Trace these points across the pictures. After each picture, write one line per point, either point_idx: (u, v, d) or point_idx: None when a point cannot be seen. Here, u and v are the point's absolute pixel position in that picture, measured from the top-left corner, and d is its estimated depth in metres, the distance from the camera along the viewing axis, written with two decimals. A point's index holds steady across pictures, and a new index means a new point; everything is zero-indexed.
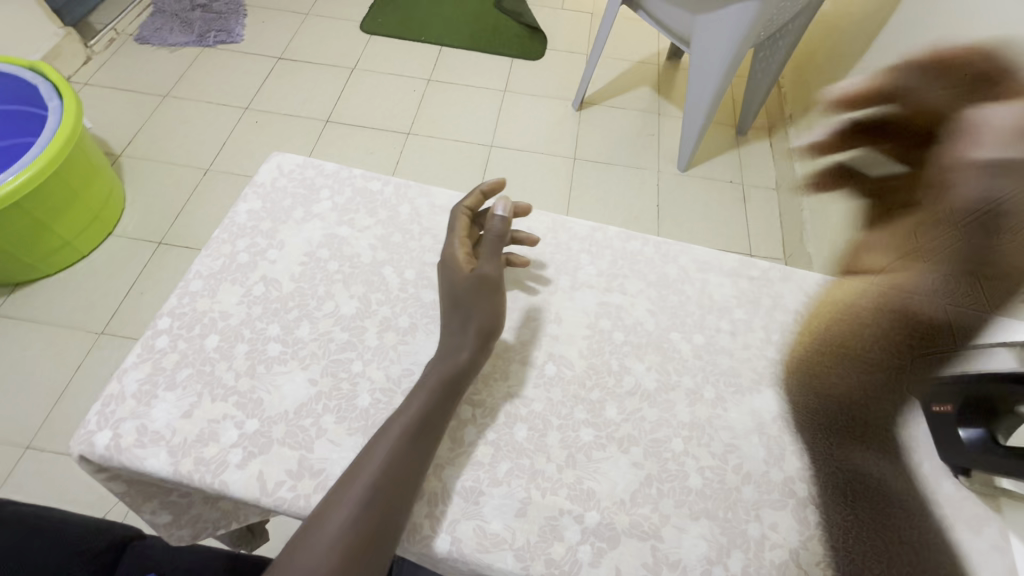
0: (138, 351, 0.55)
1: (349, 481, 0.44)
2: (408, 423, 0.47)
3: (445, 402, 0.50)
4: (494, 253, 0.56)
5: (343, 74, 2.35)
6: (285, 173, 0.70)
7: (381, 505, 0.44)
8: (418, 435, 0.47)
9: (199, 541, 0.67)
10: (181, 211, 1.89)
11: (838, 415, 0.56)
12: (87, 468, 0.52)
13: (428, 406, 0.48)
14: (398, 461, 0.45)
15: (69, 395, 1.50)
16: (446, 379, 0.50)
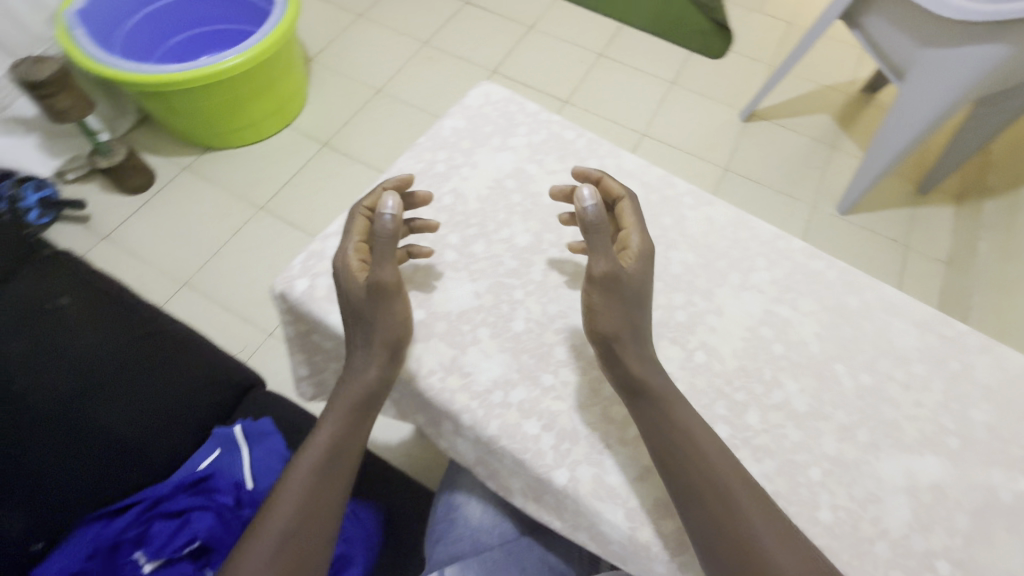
0: (341, 222, 0.63)
1: (261, 532, 0.48)
2: (320, 452, 0.51)
3: (351, 429, 0.53)
4: (386, 258, 0.52)
5: (519, 31, 2.39)
6: (491, 102, 0.74)
7: (307, 531, 0.48)
8: (325, 468, 0.51)
9: (314, 402, 0.73)
10: (347, 121, 2.06)
11: (1009, 513, 0.50)
12: (279, 305, 0.61)
13: (337, 434, 0.52)
14: (315, 490, 0.50)
15: (225, 251, 1.74)
16: (354, 405, 0.52)
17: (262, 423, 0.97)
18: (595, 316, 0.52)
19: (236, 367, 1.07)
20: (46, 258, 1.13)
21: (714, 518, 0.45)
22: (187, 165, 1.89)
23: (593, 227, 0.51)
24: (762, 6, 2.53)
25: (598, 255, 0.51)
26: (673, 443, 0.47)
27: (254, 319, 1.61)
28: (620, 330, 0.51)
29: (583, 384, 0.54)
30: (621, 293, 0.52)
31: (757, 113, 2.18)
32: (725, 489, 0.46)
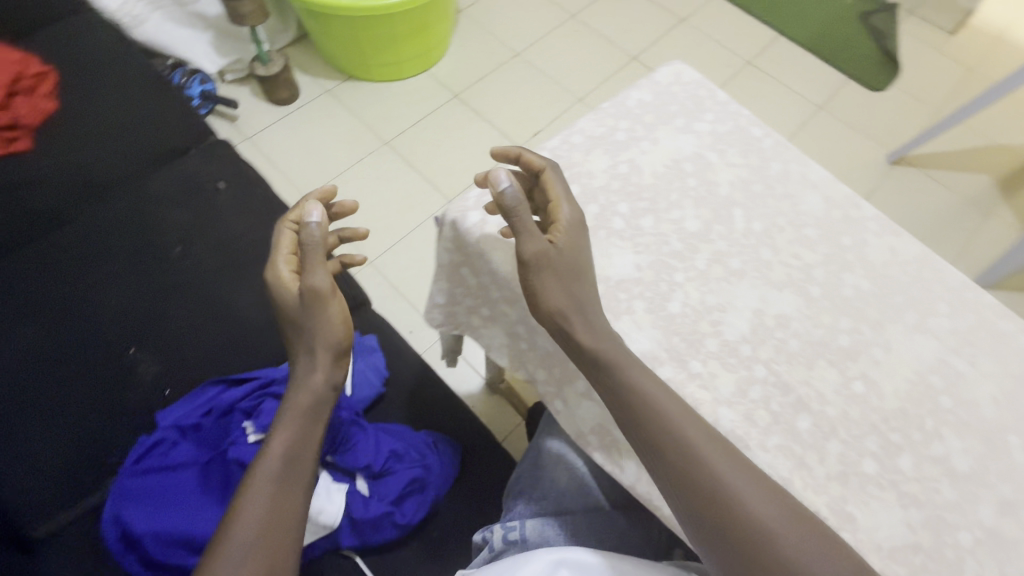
0: (519, 166, 0.64)
1: (230, 539, 0.53)
2: (283, 454, 0.59)
3: (306, 431, 0.61)
4: (316, 262, 0.66)
5: (668, 22, 2.32)
6: (681, 82, 0.72)
7: (280, 515, 0.56)
8: (285, 468, 0.58)
9: (438, 329, 0.77)
10: (480, 78, 2.09)
11: None
12: (444, 231, 0.63)
13: (295, 435, 0.60)
14: (279, 488, 0.57)
15: (347, 175, 1.84)
16: (309, 408, 0.62)
17: (369, 341, 1.03)
18: (546, 289, 0.52)
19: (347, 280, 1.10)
20: (212, 144, 1.24)
21: (708, 490, 0.46)
22: (329, 89, 2.00)
23: (512, 210, 0.53)
24: (941, 45, 2.29)
25: (531, 234, 0.53)
26: (654, 425, 0.48)
27: (360, 244, 1.70)
28: (565, 305, 0.52)
29: (730, 381, 0.53)
30: (555, 268, 0.53)
31: (908, 158, 2.00)
32: (710, 465, 0.47)
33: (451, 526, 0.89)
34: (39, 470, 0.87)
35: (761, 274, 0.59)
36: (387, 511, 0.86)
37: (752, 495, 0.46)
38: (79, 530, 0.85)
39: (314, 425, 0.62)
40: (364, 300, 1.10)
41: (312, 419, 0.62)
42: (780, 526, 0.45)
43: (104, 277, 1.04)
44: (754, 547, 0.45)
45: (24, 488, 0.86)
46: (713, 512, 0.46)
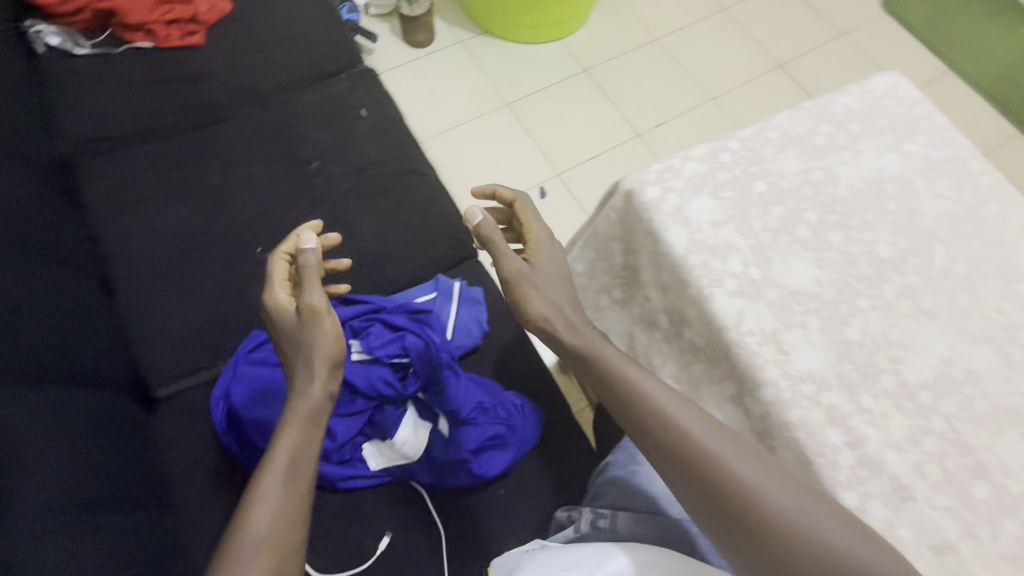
0: (705, 150, 0.61)
1: (238, 548, 0.51)
2: (283, 462, 0.56)
3: (308, 437, 0.59)
4: (314, 285, 0.68)
5: (826, 34, 2.14)
6: (897, 96, 0.65)
7: (284, 522, 0.54)
8: (289, 473, 0.56)
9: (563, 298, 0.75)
10: (612, 57, 2.02)
11: None
12: (613, 201, 0.61)
13: (295, 444, 0.58)
14: (282, 496, 0.55)
15: (462, 128, 1.85)
16: (308, 417, 0.60)
17: (475, 291, 1.02)
18: (531, 300, 0.62)
19: (462, 230, 1.12)
20: (362, 71, 1.27)
21: (709, 467, 0.49)
22: (463, 40, 2.00)
23: (488, 237, 0.66)
24: None
25: (508, 256, 0.64)
26: (654, 413, 0.52)
27: (464, 197, 1.72)
28: (549, 312, 0.61)
29: (903, 426, 0.49)
30: (536, 278, 0.63)
31: None
32: (711, 448, 0.49)
33: (520, 489, 0.90)
34: (173, 338, 0.96)
35: (956, 322, 0.53)
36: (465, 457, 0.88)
37: (757, 474, 0.47)
38: (195, 397, 0.93)
39: (315, 433, 0.60)
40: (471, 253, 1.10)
41: (315, 424, 0.60)
42: (785, 505, 0.46)
43: (249, 177, 1.11)
44: (764, 522, 0.46)
45: (158, 350, 0.95)
46: (717, 492, 0.48)
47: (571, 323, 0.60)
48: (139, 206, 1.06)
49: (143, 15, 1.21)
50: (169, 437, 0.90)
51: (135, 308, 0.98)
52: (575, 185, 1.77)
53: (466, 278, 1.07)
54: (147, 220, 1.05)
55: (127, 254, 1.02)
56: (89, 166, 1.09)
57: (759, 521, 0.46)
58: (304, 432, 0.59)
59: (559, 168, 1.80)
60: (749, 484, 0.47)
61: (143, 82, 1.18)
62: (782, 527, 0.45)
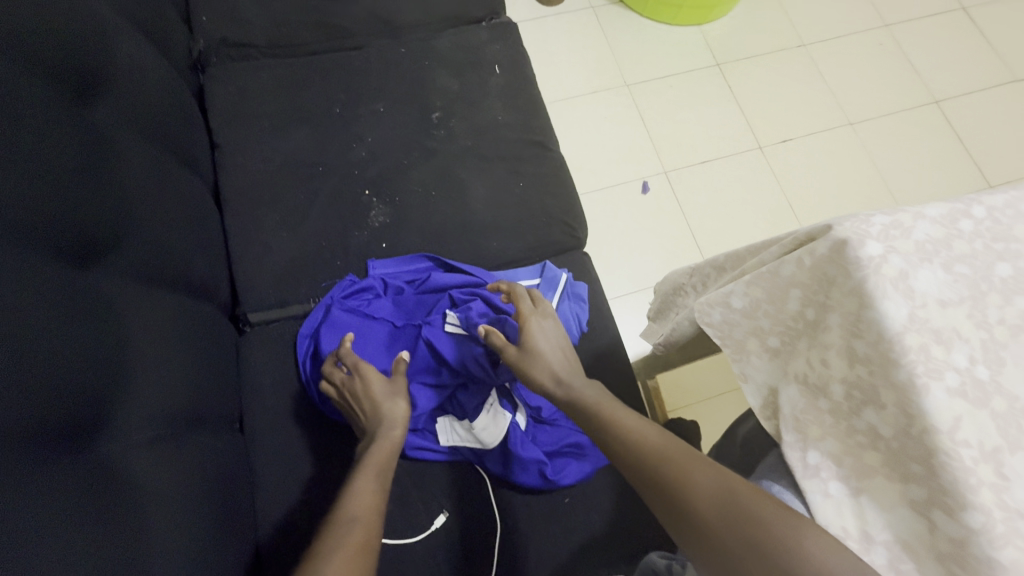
0: (944, 211, 0.51)
1: (337, 519, 0.60)
2: (371, 463, 0.69)
3: (389, 458, 0.71)
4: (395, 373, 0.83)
5: (994, 78, 1.89)
6: None
7: (373, 508, 0.63)
8: (377, 477, 0.67)
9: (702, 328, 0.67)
10: (749, 56, 1.85)
11: None
12: (815, 245, 0.53)
13: (379, 455, 0.71)
14: (369, 487, 0.65)
15: (574, 101, 1.74)
16: (388, 444, 0.73)
17: (580, 288, 0.96)
18: (531, 374, 0.75)
19: (576, 218, 1.05)
20: (502, 24, 1.19)
21: (640, 452, 0.58)
22: (595, 6, 1.86)
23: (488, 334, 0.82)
24: None
25: (505, 346, 0.79)
26: (612, 426, 0.63)
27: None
28: (545, 381, 0.73)
29: None
30: (528, 358, 0.76)
31: None
32: (660, 452, 0.57)
33: (587, 502, 0.86)
34: (271, 265, 0.95)
35: None
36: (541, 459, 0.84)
37: (699, 472, 0.54)
38: (286, 327, 0.93)
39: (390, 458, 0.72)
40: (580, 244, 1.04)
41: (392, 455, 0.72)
42: (716, 493, 0.51)
43: (370, 114, 1.06)
44: (703, 510, 0.51)
45: (255, 274, 0.94)
46: (664, 486, 0.54)
47: (556, 378, 0.72)
48: (258, 122, 1.03)
49: None
50: (255, 364, 0.89)
51: (239, 226, 0.96)
52: (681, 187, 1.66)
53: (571, 270, 1.00)
54: (263, 138, 1.02)
55: (239, 168, 1.00)
56: (216, 71, 1.07)
57: (698, 508, 0.51)
58: (384, 455, 0.71)
59: (666, 164, 1.68)
60: (689, 477, 0.53)
61: None
62: (716, 512, 0.50)
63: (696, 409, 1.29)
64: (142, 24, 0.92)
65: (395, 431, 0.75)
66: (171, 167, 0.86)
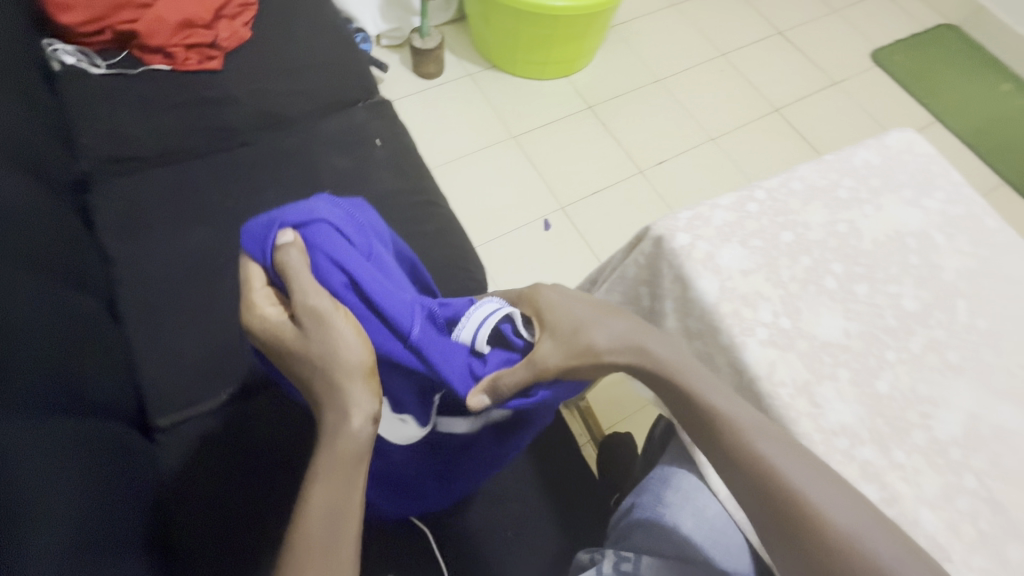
0: (733, 199, 0.62)
1: None
2: (321, 501, 0.49)
3: (348, 479, 0.51)
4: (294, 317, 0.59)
5: (817, 84, 2.23)
6: (914, 154, 0.68)
7: None
8: (324, 529, 0.48)
9: None
10: (615, 95, 2.08)
11: None
12: (641, 245, 0.62)
13: (328, 483, 0.50)
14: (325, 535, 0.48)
15: (469, 159, 1.87)
16: (346, 451, 0.52)
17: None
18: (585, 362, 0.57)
19: (474, 263, 1.12)
20: (377, 102, 1.29)
21: (760, 461, 0.46)
22: (472, 73, 2.04)
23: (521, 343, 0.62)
24: None
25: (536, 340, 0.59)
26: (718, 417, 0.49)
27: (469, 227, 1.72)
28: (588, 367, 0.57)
29: (936, 484, 0.49)
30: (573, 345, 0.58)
31: None
32: (781, 469, 0.46)
33: (527, 530, 0.89)
34: (178, 365, 0.95)
35: (984, 378, 0.54)
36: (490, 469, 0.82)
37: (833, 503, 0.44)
38: (197, 425, 0.92)
39: (351, 463, 0.51)
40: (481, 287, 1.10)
41: (353, 456, 0.52)
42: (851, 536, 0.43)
43: (263, 203, 1.10)
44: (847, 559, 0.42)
45: (160, 378, 0.93)
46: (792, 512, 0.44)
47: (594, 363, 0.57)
48: (150, 229, 1.05)
49: (163, 39, 1.22)
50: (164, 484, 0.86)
51: (139, 334, 0.96)
52: (579, 218, 1.79)
53: None
54: (155, 244, 1.04)
55: (133, 277, 1.01)
56: (101, 188, 1.09)
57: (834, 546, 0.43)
58: (338, 466, 0.51)
59: (562, 201, 1.82)
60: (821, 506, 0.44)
61: (160, 104, 1.19)
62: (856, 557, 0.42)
63: (629, 421, 1.35)
64: (16, 156, 0.93)
65: (354, 428, 0.53)
66: (55, 290, 0.85)
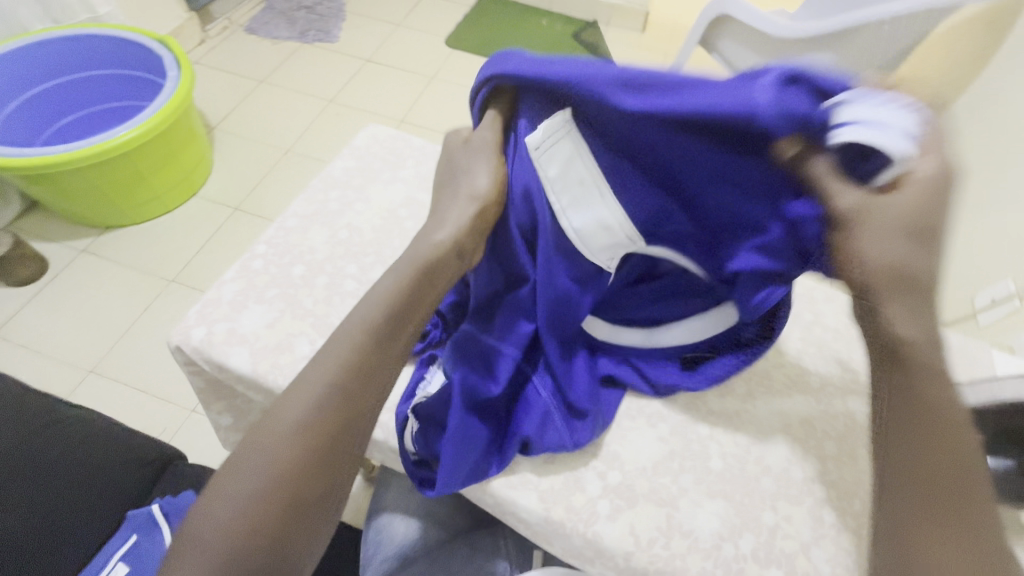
0: (237, 268, 0.64)
1: (222, 521, 0.39)
2: (305, 413, 0.42)
3: (346, 391, 0.44)
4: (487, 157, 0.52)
5: (421, 81, 1.97)
6: (379, 141, 0.79)
7: (280, 495, 0.40)
8: (300, 448, 0.42)
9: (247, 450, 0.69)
10: (263, 178, 1.68)
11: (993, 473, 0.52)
12: (179, 359, 0.60)
13: (326, 388, 0.44)
14: (289, 443, 0.41)
15: (133, 337, 1.40)
16: (350, 359, 0.45)
17: (184, 495, 0.75)
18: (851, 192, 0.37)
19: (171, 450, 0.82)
20: None
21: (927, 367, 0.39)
22: (86, 246, 1.54)
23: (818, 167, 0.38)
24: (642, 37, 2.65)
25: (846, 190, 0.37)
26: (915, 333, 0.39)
27: (150, 415, 1.27)
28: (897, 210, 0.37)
29: None
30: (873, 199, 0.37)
31: None
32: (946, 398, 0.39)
33: None
34: None
35: None
36: (564, 394, 0.53)
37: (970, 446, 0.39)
38: None
39: (372, 404, 0.46)
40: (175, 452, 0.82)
41: (356, 374, 0.45)
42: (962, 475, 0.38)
43: None
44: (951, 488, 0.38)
45: None
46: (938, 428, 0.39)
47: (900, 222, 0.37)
48: None
49: None
50: None
51: None
52: None
53: None
54: None
55: None
56: None
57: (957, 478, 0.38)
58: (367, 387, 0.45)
59: None
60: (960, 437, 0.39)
61: None
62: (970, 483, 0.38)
63: None
64: None
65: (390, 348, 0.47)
66: None
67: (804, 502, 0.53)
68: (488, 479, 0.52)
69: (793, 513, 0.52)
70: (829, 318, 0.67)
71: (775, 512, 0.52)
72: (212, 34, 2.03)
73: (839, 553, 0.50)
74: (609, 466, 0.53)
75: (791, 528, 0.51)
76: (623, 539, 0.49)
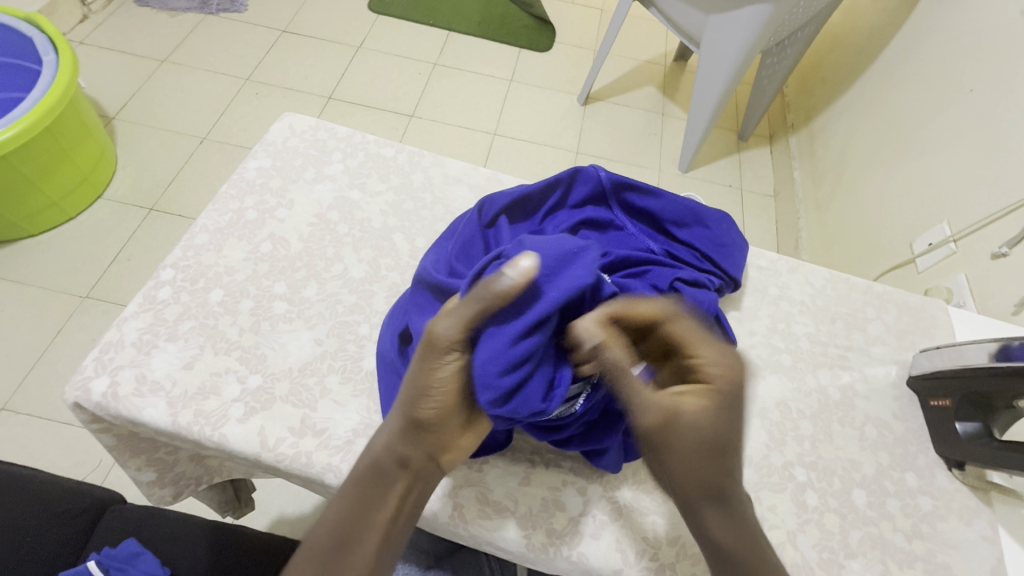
0: (140, 300, 0.54)
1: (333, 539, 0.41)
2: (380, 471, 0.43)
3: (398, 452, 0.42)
4: None
5: (346, 52, 1.80)
6: (297, 133, 0.69)
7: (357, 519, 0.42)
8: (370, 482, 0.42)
9: (180, 501, 0.60)
10: (178, 170, 1.48)
11: (957, 435, 0.53)
12: (80, 417, 0.50)
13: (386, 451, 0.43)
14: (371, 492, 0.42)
15: (42, 368, 1.16)
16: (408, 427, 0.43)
17: (126, 543, 0.62)
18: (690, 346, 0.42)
19: (109, 491, 0.69)
20: None
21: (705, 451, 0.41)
22: None
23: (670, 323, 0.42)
24: None
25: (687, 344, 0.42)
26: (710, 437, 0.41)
27: (79, 454, 1.08)
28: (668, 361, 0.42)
29: None
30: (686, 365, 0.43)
31: (594, 94, 1.83)
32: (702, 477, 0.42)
33: None
34: None
35: None
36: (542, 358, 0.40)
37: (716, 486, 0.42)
38: None
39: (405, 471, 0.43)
40: (113, 495, 0.69)
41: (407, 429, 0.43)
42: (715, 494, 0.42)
43: None
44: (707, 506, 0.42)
45: None
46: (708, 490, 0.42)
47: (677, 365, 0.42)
48: None
49: None
50: None
51: None
52: None
53: None
54: None
55: None
56: None
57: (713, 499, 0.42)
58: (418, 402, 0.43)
59: None
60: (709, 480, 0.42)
61: None
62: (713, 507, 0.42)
63: None
64: None
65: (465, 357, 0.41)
66: None
67: (785, 489, 0.51)
68: (461, 513, 0.47)
69: (777, 501, 0.51)
70: (793, 292, 0.65)
71: (759, 503, 0.50)
72: (96, 8, 1.76)
73: (824, 537, 0.49)
74: (589, 480, 0.50)
75: (777, 518, 0.50)
76: (611, 557, 0.46)
